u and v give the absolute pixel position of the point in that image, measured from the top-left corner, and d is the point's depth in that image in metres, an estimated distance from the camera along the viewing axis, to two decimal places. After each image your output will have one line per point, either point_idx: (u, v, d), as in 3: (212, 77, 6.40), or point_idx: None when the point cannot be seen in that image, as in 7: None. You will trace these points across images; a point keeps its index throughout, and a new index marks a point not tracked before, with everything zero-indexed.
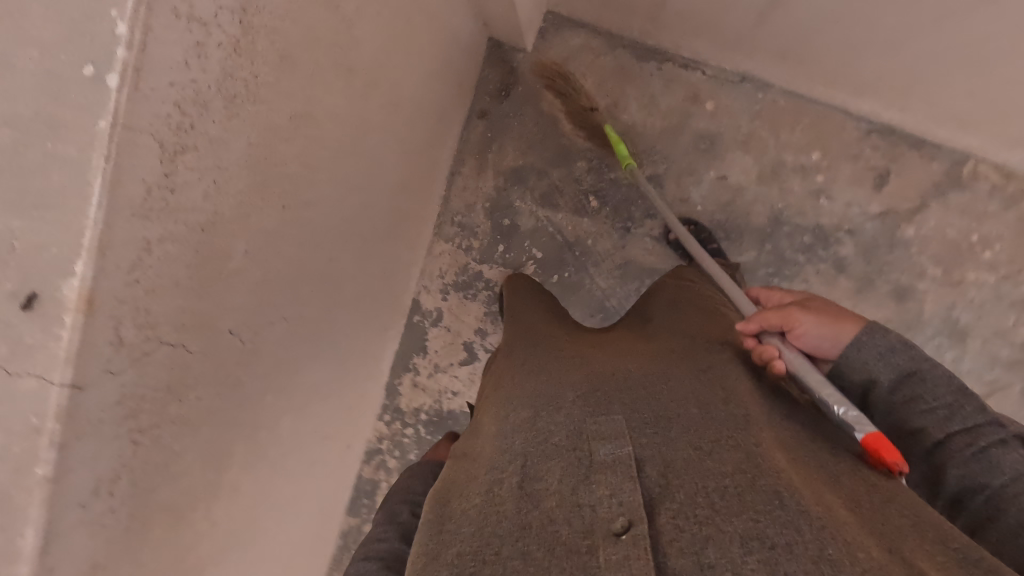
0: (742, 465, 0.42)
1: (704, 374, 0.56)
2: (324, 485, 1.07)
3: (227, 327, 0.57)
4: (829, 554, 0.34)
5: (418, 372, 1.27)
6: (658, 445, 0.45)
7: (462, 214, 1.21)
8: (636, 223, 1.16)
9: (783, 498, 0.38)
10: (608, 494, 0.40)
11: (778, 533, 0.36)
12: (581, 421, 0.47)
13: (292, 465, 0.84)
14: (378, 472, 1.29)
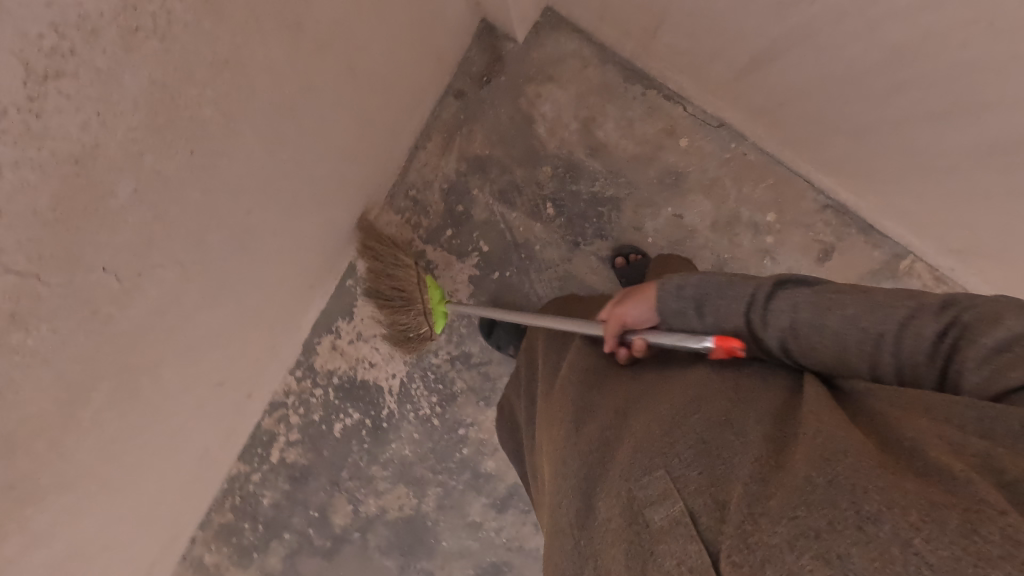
0: (777, 474, 0.45)
1: (726, 392, 0.59)
2: (212, 431, 1.06)
3: (100, 264, 0.64)
4: (868, 515, 0.37)
5: (338, 337, 1.25)
6: (703, 484, 0.48)
7: (416, 188, 1.17)
8: (586, 239, 1.15)
9: (812, 482, 0.41)
10: (674, 563, 0.43)
11: (819, 522, 0.38)
12: (628, 494, 0.51)
13: (174, 404, 0.88)
14: (278, 426, 1.30)
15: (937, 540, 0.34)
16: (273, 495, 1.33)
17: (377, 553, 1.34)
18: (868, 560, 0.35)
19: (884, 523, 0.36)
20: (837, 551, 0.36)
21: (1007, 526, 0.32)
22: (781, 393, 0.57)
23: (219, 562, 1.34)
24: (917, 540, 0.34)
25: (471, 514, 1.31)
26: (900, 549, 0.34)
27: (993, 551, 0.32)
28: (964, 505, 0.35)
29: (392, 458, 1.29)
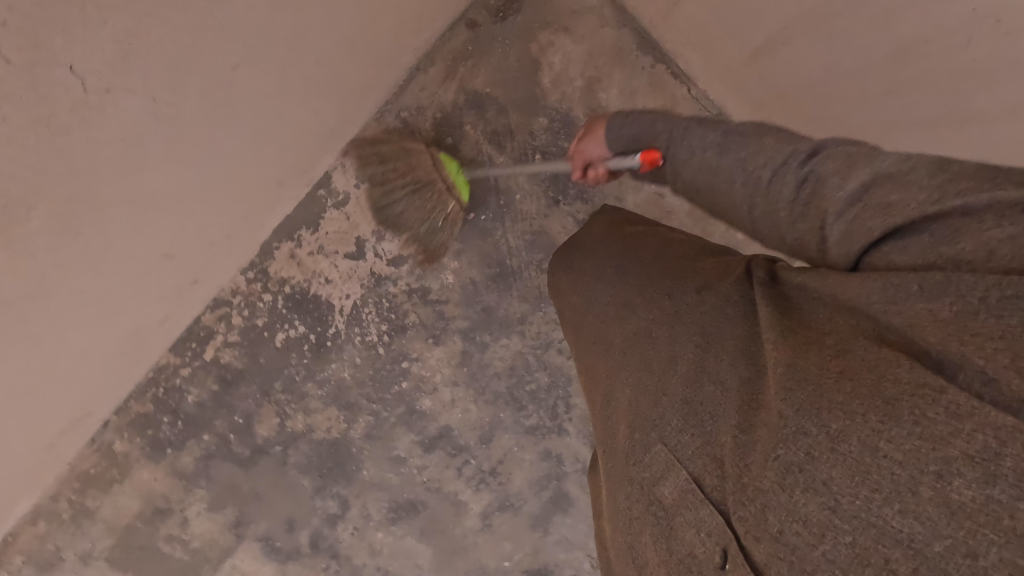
0: (753, 419, 0.50)
1: (692, 333, 0.64)
2: (157, 308, 1.04)
3: (63, 61, 0.60)
4: (839, 434, 0.44)
5: (299, 245, 1.22)
6: (698, 447, 0.53)
7: (408, 110, 1.13)
8: (565, 199, 1.18)
9: (785, 416, 0.47)
10: (695, 532, 0.50)
11: (802, 455, 0.45)
12: (644, 478, 0.57)
13: (111, 261, 0.84)
14: (217, 324, 1.26)
15: (897, 439, 0.41)
16: (199, 394, 1.29)
17: (294, 470, 1.33)
18: (850, 476, 0.42)
19: (854, 438, 0.43)
20: (823, 478, 0.43)
21: (948, 406, 0.40)
22: (736, 322, 0.61)
23: (129, 451, 1.31)
24: (884, 445, 0.41)
25: (397, 449, 1.30)
26: (874, 458, 0.42)
27: (942, 433, 0.39)
28: (904, 395, 0.42)
29: (330, 378, 1.28)
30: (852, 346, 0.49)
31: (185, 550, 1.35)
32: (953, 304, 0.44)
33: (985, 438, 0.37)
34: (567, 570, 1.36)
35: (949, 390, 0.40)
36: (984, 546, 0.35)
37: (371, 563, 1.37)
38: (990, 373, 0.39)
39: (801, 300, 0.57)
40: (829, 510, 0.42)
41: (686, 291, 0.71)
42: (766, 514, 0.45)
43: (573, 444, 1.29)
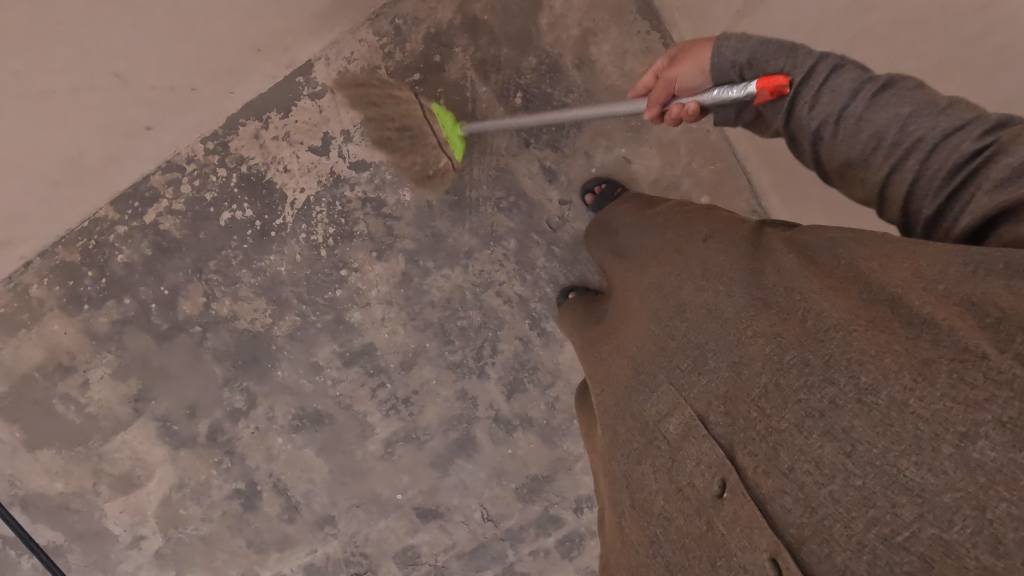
0: (768, 365, 0.54)
1: (706, 271, 0.67)
2: (98, 139, 1.03)
3: None
4: (866, 385, 0.47)
5: (265, 127, 1.20)
6: (707, 387, 0.58)
7: (403, 18, 1.15)
8: (538, 143, 1.18)
9: (811, 364, 0.51)
10: (697, 465, 0.55)
11: (824, 402, 0.49)
12: (652, 414, 0.63)
13: (56, 60, 0.86)
14: (165, 188, 1.23)
15: (926, 396, 0.44)
16: (130, 255, 1.26)
17: (209, 355, 1.30)
18: (870, 427, 0.46)
19: (880, 391, 0.46)
20: (841, 424, 0.48)
21: (988, 369, 0.41)
22: (742, 261, 0.63)
23: (45, 298, 1.27)
24: (911, 401, 0.44)
25: (316, 356, 1.29)
26: (898, 412, 0.45)
27: (974, 397, 0.41)
28: (942, 357, 0.44)
29: (265, 269, 1.25)
30: (884, 301, 0.50)
31: (78, 413, 1.31)
32: (1022, 274, 0.42)
33: (1018, 405, 0.39)
34: (456, 517, 1.34)
35: (992, 357, 0.41)
36: (995, 503, 0.38)
37: (265, 468, 1.34)
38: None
39: (826, 249, 0.57)
40: (842, 453, 0.47)
41: (696, 240, 0.73)
42: (778, 451, 0.50)
43: (491, 390, 1.29)
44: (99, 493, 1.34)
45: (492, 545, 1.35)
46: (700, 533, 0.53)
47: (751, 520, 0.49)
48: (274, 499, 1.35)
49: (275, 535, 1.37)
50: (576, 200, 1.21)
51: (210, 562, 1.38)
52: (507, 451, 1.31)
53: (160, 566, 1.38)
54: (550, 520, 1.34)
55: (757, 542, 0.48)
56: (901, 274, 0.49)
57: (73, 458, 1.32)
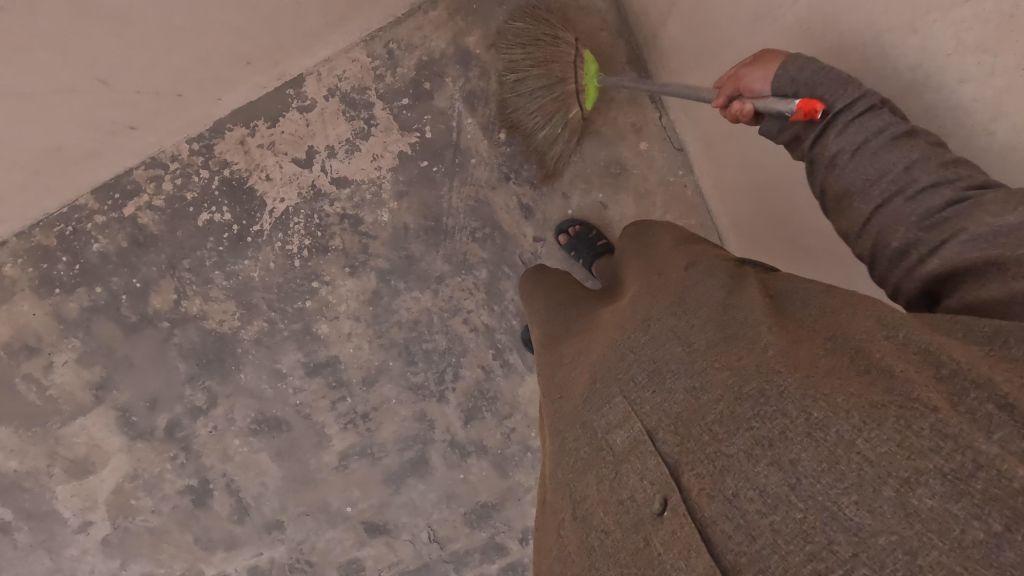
0: (722, 389, 0.50)
1: (675, 293, 0.63)
2: (78, 135, 1.05)
3: None
4: (818, 421, 0.43)
5: (251, 134, 1.22)
6: (654, 402, 0.53)
7: (397, 43, 1.19)
8: (518, 178, 1.22)
9: (767, 394, 0.47)
10: (638, 479, 0.50)
11: (775, 432, 0.45)
12: (593, 424, 0.57)
13: (41, 66, 0.88)
14: (147, 183, 1.24)
15: (878, 439, 0.40)
16: (106, 245, 1.26)
17: (174, 352, 1.30)
18: (818, 462, 0.42)
19: (832, 428, 0.42)
20: (790, 456, 0.43)
21: (940, 421, 0.39)
22: (712, 292, 0.60)
23: (17, 279, 1.28)
24: (860, 442, 0.41)
25: (280, 363, 1.29)
26: (847, 450, 0.41)
27: (923, 445, 0.38)
28: (894, 404, 0.41)
29: (238, 273, 1.26)
30: (847, 348, 0.47)
31: (38, 395, 1.31)
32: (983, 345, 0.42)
33: (964, 459, 0.37)
34: (404, 535, 1.34)
35: (943, 410, 0.39)
36: (929, 550, 0.35)
37: (219, 467, 1.34)
38: (999, 400, 0.38)
39: (799, 302, 0.55)
40: (789, 485, 0.42)
41: (677, 267, 0.68)
42: (723, 476, 0.45)
43: (449, 414, 1.30)
44: (51, 475, 1.34)
45: (437, 567, 1.35)
46: (634, 550, 0.47)
47: (691, 543, 0.44)
48: (225, 499, 1.35)
49: (222, 535, 1.36)
50: (551, 239, 1.23)
51: (156, 554, 1.36)
52: (460, 475, 1.32)
53: (105, 555, 1.36)
54: (496, 547, 1.35)
55: (693, 565, 0.42)
56: (868, 326, 0.48)
57: (29, 438, 1.32)
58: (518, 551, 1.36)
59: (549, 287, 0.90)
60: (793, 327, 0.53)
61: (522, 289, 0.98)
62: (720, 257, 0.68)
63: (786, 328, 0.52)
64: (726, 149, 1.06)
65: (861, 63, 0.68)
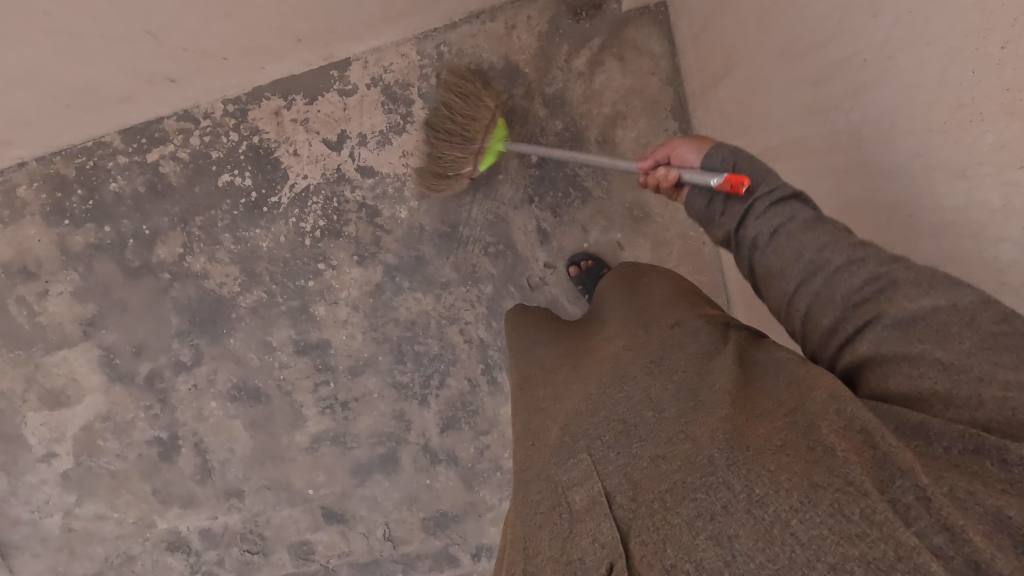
0: (676, 451, 0.49)
1: (654, 352, 0.63)
2: (116, 77, 1.06)
3: None
4: (758, 498, 0.42)
5: (287, 107, 1.22)
6: (620, 465, 0.51)
7: (448, 47, 1.19)
8: (541, 202, 1.21)
9: (715, 463, 0.46)
10: (590, 540, 0.48)
11: (718, 505, 0.44)
12: (555, 480, 0.55)
13: (89, 6, 0.87)
14: (175, 134, 1.25)
15: (812, 521, 0.39)
16: (123, 186, 1.27)
17: (170, 304, 1.30)
18: (754, 541, 0.41)
19: (771, 506, 0.41)
20: (728, 531, 0.42)
21: (869, 507, 0.38)
22: (692, 356, 0.61)
23: (29, 202, 1.28)
24: (795, 522, 0.40)
25: (271, 336, 1.29)
26: (781, 530, 0.40)
27: (851, 530, 0.38)
28: (832, 486, 0.41)
29: (248, 240, 1.26)
30: (800, 426, 0.47)
31: (27, 319, 1.31)
32: (914, 439, 0.43)
33: (887, 548, 0.36)
34: (359, 527, 1.34)
35: (873, 496, 0.39)
36: None
37: (191, 426, 1.34)
38: (919, 489, 0.39)
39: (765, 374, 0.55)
40: (723, 561, 0.41)
41: (663, 323, 0.69)
42: (665, 545, 0.44)
43: (428, 419, 1.30)
44: (25, 401, 1.34)
45: (386, 565, 1.35)
46: None
47: None
48: (191, 458, 1.35)
49: (181, 491, 1.36)
50: (561, 268, 1.23)
51: (111, 498, 1.36)
52: (426, 480, 1.32)
53: (63, 488, 1.36)
54: (447, 558, 1.34)
55: None
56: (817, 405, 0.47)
57: (11, 360, 1.33)
58: (469, 567, 1.34)
59: (539, 316, 0.93)
60: (754, 403, 0.52)
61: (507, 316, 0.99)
62: (707, 316, 0.69)
63: (747, 401, 0.52)
64: None
65: (900, 188, 0.64)
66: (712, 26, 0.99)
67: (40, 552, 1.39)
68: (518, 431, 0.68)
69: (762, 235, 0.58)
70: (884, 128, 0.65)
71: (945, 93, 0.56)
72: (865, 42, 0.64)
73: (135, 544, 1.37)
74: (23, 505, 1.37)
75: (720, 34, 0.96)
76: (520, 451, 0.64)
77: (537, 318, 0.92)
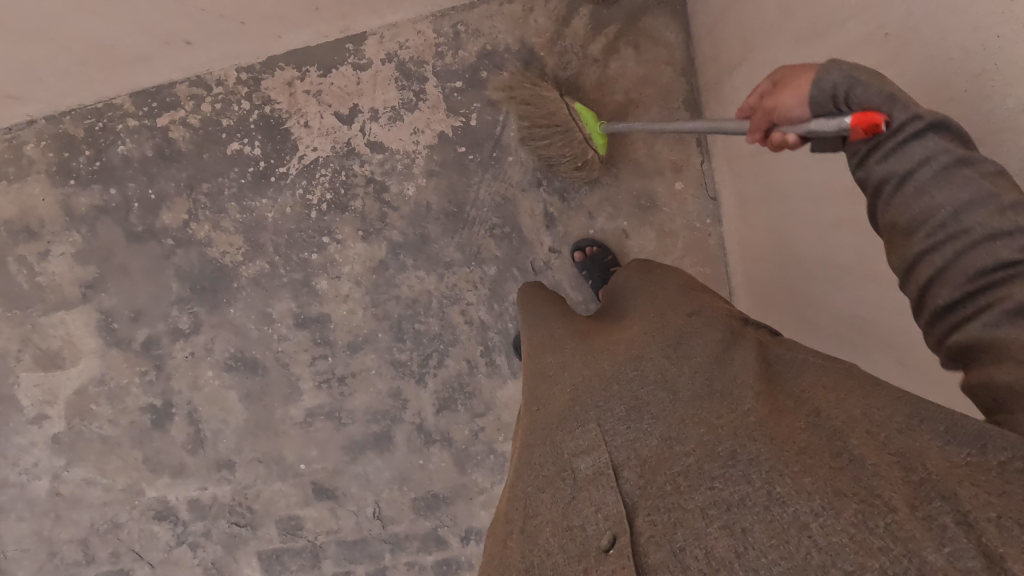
0: (693, 438, 0.49)
1: (673, 338, 0.63)
2: (132, 36, 1.05)
3: None
4: (778, 495, 0.42)
5: (301, 78, 1.23)
6: (630, 440, 0.52)
7: (465, 26, 1.20)
8: (550, 186, 1.21)
9: (737, 457, 0.46)
10: (593, 510, 0.47)
11: (734, 497, 0.43)
12: (561, 446, 0.54)
13: None
14: (186, 100, 1.25)
15: (831, 526, 0.39)
16: (131, 149, 1.26)
17: (171, 271, 1.30)
18: (767, 537, 0.40)
19: (791, 505, 0.41)
20: (743, 524, 0.42)
21: (895, 522, 0.37)
22: (710, 343, 0.60)
23: (36, 160, 1.28)
24: (814, 525, 0.39)
25: (271, 307, 1.29)
26: (798, 531, 0.40)
27: (873, 542, 0.37)
28: (856, 494, 0.40)
29: (253, 210, 1.26)
30: (825, 429, 0.46)
31: (27, 279, 1.31)
32: (965, 447, 0.39)
33: (908, 565, 0.35)
34: (349, 505, 1.34)
35: (901, 511, 0.37)
36: None
37: (186, 394, 1.33)
38: (958, 513, 0.36)
39: (791, 373, 0.55)
40: (734, 552, 0.40)
41: (679, 311, 0.68)
42: (674, 528, 0.43)
43: (424, 398, 1.30)
44: (20, 361, 1.33)
45: (374, 544, 1.34)
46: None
47: None
48: (184, 427, 1.34)
49: (171, 461, 1.35)
50: (566, 253, 1.23)
51: (101, 464, 1.35)
52: (419, 461, 1.32)
53: (53, 452, 1.35)
54: (436, 539, 1.33)
55: None
56: (851, 411, 0.46)
57: (8, 319, 1.32)
58: (458, 550, 1.33)
59: (546, 295, 0.92)
60: (780, 398, 0.52)
61: (520, 292, 0.98)
62: (724, 311, 0.69)
63: (773, 394, 0.52)
64: (761, 211, 1.04)
65: None
66: (730, 15, 0.99)
67: (25, 516, 1.38)
68: (526, 395, 0.68)
69: (888, 184, 0.49)
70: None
71: (969, 59, 0.56)
72: (888, 17, 0.65)
73: (122, 511, 1.36)
74: (12, 467, 1.36)
75: (738, 22, 0.97)
76: (526, 414, 0.64)
77: (546, 296, 0.92)
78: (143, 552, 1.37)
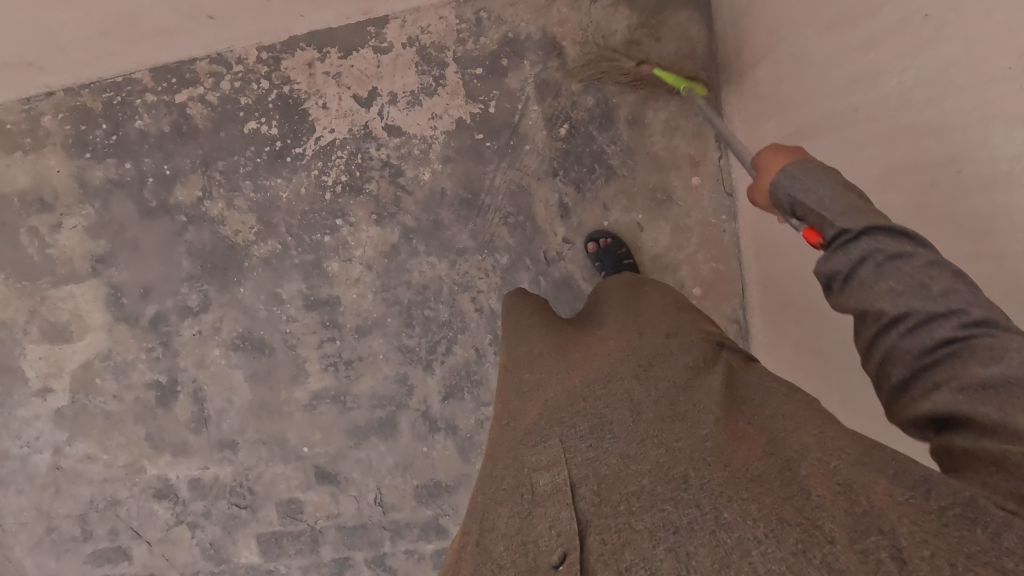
0: (650, 457, 0.49)
1: (645, 358, 0.63)
2: (156, 8, 1.06)
3: None
4: (724, 521, 0.41)
5: (321, 58, 1.23)
6: (589, 458, 0.51)
7: (487, 13, 1.20)
8: (565, 176, 1.21)
9: (689, 480, 0.45)
10: (547, 525, 0.46)
11: (681, 519, 0.42)
12: (523, 462, 0.54)
13: None
14: (206, 76, 1.25)
15: (773, 555, 0.38)
16: (148, 124, 1.27)
17: (182, 248, 1.30)
18: (711, 562, 0.39)
19: (736, 531, 0.40)
20: (687, 547, 0.41)
21: (830, 554, 0.37)
22: (681, 368, 0.61)
23: (52, 132, 1.28)
24: (756, 552, 0.39)
25: (281, 288, 1.29)
26: (740, 557, 0.39)
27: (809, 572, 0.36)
28: (801, 524, 0.39)
29: (268, 189, 1.26)
30: (779, 456, 0.46)
31: (38, 250, 1.31)
32: (909, 490, 0.39)
33: None
34: (350, 490, 1.33)
35: (839, 543, 0.37)
36: None
37: (192, 372, 1.33)
38: (892, 546, 0.35)
39: (756, 402, 0.55)
40: None
41: (657, 333, 0.68)
42: (623, 548, 0.42)
43: (430, 385, 1.29)
44: (26, 333, 1.33)
45: (373, 531, 1.33)
46: None
47: None
48: (188, 405, 1.33)
49: (175, 439, 1.34)
50: (578, 245, 1.23)
51: (103, 440, 1.35)
52: (422, 448, 1.31)
53: (56, 424, 1.35)
54: (436, 528, 1.32)
55: None
56: (804, 438, 0.46)
57: (17, 290, 1.32)
58: None
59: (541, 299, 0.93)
60: (739, 424, 0.52)
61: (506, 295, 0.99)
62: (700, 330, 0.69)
63: (732, 422, 0.52)
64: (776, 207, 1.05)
65: (946, 146, 0.65)
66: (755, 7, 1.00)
67: (25, 488, 1.37)
68: (499, 407, 0.68)
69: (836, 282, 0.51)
70: (939, 85, 0.65)
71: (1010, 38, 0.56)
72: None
73: (122, 488, 1.36)
74: (14, 439, 1.36)
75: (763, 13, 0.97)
76: (495, 428, 0.63)
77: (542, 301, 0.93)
78: (141, 530, 1.36)
